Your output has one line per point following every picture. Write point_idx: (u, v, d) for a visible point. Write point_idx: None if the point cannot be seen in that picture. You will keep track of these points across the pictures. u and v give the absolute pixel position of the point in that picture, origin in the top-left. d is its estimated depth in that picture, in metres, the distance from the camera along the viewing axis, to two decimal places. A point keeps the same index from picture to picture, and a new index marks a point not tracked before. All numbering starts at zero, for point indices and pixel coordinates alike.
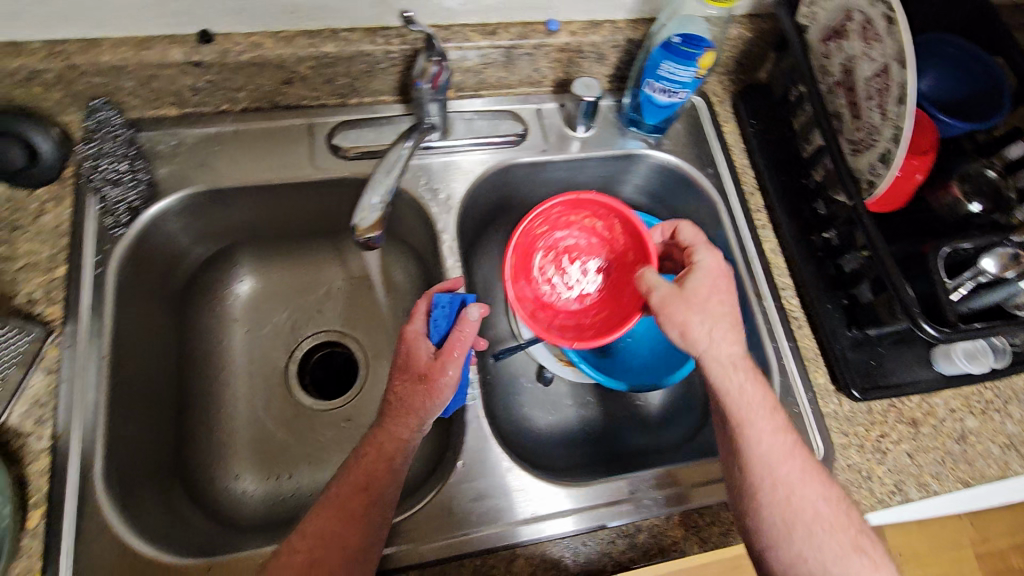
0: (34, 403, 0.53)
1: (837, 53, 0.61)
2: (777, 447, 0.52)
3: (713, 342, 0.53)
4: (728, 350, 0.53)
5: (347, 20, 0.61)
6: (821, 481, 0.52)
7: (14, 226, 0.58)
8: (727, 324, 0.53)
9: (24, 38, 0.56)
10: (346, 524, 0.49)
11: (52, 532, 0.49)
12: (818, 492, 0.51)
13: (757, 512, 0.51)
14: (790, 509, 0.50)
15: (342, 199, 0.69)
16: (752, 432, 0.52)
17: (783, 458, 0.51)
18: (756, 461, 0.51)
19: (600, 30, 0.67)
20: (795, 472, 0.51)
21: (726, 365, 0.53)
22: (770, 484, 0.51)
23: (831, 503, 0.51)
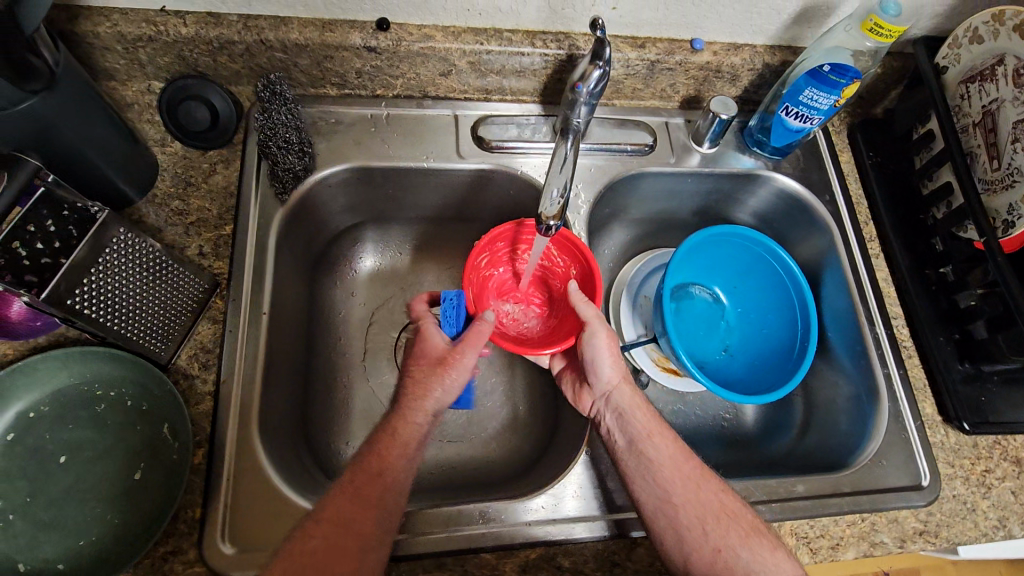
0: (200, 350, 0.57)
1: (979, 96, 0.64)
2: (667, 449, 0.58)
3: (606, 368, 0.60)
4: (614, 372, 0.61)
5: (513, 21, 0.65)
6: (717, 481, 0.57)
7: (188, 182, 0.62)
8: (619, 351, 0.62)
9: (223, 10, 0.59)
10: (361, 517, 0.49)
11: (214, 470, 0.53)
12: (716, 487, 0.56)
13: (661, 506, 0.54)
14: (699, 504, 0.55)
15: (475, 190, 0.73)
16: (653, 453, 0.57)
17: (680, 459, 0.57)
18: (657, 462, 0.56)
19: (740, 52, 0.70)
20: (693, 473, 0.57)
21: (626, 386, 0.61)
22: (677, 483, 0.55)
23: (749, 510, 0.55)
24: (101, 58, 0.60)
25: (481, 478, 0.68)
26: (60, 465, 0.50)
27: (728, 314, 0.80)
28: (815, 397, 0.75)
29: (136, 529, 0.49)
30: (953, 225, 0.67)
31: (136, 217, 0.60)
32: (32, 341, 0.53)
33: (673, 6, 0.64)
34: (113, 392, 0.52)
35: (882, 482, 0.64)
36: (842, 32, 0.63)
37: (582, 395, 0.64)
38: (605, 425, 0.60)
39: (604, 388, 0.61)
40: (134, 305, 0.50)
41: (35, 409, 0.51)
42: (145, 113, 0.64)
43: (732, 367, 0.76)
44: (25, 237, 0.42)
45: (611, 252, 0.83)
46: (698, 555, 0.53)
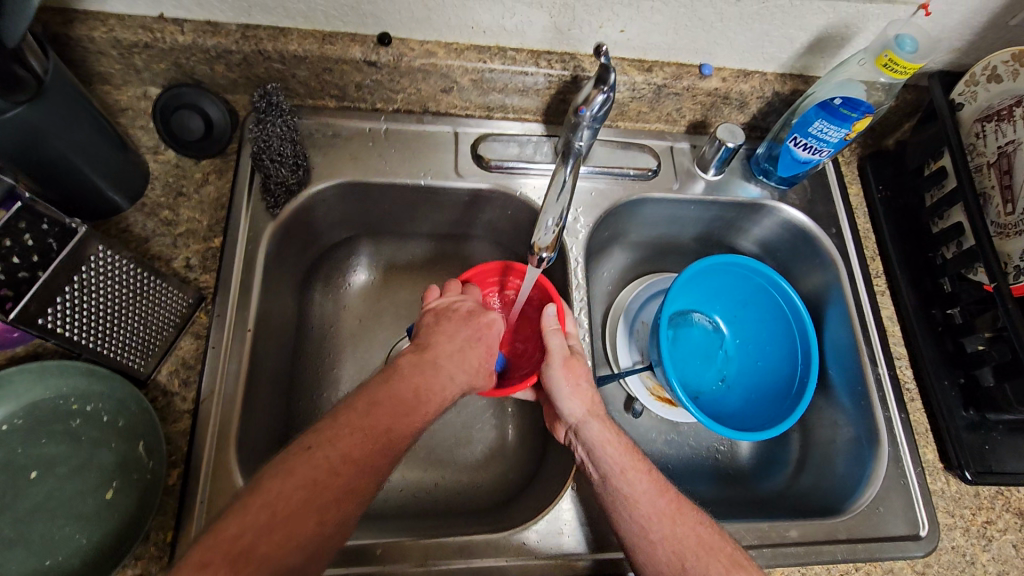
0: (181, 366, 0.55)
1: (995, 135, 0.62)
2: (642, 483, 0.54)
3: (571, 400, 0.57)
4: (580, 405, 0.57)
5: (517, 40, 0.63)
6: (694, 510, 0.54)
7: (179, 192, 0.61)
8: (586, 379, 0.58)
9: (221, 19, 0.58)
10: (303, 510, 0.42)
11: (188, 491, 0.52)
12: (694, 518, 0.53)
13: (640, 542, 0.52)
14: (677, 542, 0.52)
15: (473, 208, 0.71)
16: (625, 486, 0.54)
17: (655, 492, 0.54)
18: (633, 497, 0.53)
19: (750, 79, 0.68)
20: (669, 506, 0.53)
21: (596, 418, 0.56)
22: (653, 519, 0.52)
23: (724, 543, 0.52)
24: (96, 62, 0.59)
25: (465, 505, 0.66)
26: (30, 480, 0.48)
27: (727, 343, 0.78)
28: (813, 435, 0.73)
29: (104, 551, 0.48)
30: (962, 266, 0.64)
31: (123, 226, 0.59)
32: (10, 351, 0.52)
33: (682, 31, 0.62)
34: (89, 406, 0.51)
35: (878, 529, 0.62)
36: (856, 65, 0.62)
37: (556, 425, 0.61)
38: (578, 457, 0.57)
39: (573, 422, 0.57)
40: (113, 321, 0.49)
41: (8, 422, 0.49)
42: (139, 119, 0.63)
43: (729, 402, 0.74)
44: (1, 250, 0.40)
45: (611, 275, 0.81)
46: None
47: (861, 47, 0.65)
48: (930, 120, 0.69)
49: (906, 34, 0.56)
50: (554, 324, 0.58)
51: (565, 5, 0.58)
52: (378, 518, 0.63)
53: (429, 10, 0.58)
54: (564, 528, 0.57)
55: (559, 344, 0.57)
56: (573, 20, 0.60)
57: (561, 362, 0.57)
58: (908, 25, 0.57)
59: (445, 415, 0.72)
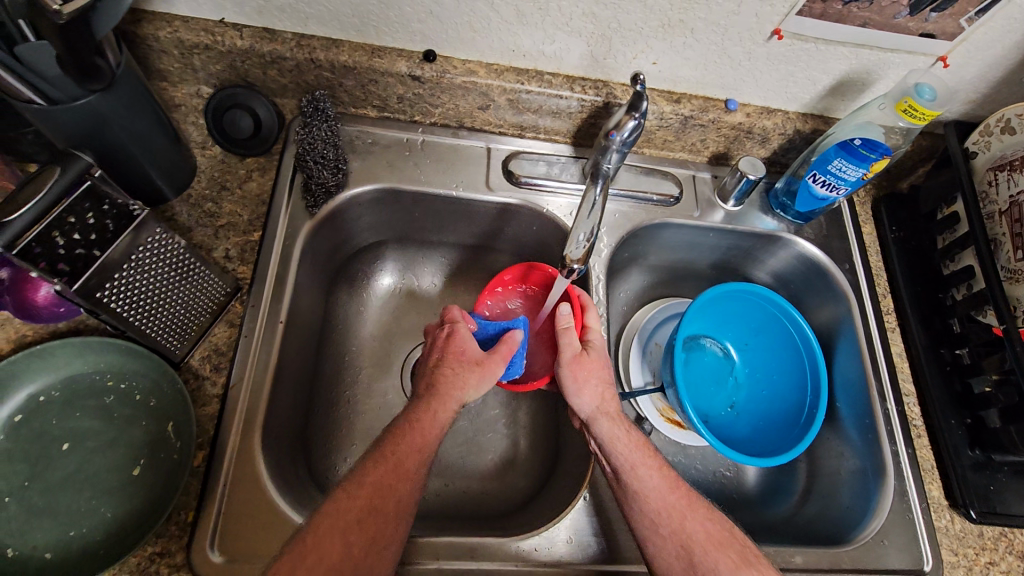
0: (213, 352, 0.57)
1: (1007, 185, 0.64)
2: (652, 479, 0.55)
3: (581, 395, 0.59)
4: (590, 401, 0.59)
5: (554, 65, 0.66)
6: (703, 506, 0.55)
7: (223, 186, 0.64)
8: (598, 376, 0.60)
9: (278, 27, 0.62)
10: None
11: (211, 474, 0.53)
12: (704, 516, 0.54)
13: (650, 534, 0.53)
14: (686, 536, 0.53)
15: (501, 221, 0.74)
16: (638, 483, 0.55)
17: (666, 488, 0.55)
18: (643, 492, 0.54)
19: (773, 116, 0.72)
20: (680, 502, 0.54)
21: (606, 415, 0.58)
22: (663, 514, 0.54)
23: (732, 540, 0.53)
24: (156, 60, 0.63)
25: (474, 511, 0.67)
26: (62, 452, 0.50)
27: (737, 370, 0.80)
28: (819, 465, 0.74)
29: (127, 526, 0.48)
30: (972, 308, 0.67)
31: (168, 215, 0.62)
32: (54, 326, 0.53)
33: (711, 66, 0.65)
34: (124, 384, 0.53)
35: (882, 562, 0.62)
36: (876, 110, 0.65)
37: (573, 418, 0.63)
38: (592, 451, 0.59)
39: (584, 417, 0.59)
40: (157, 302, 0.51)
41: (46, 393, 0.51)
42: (190, 116, 0.66)
43: (738, 426, 0.75)
44: (65, 227, 0.42)
45: (628, 296, 0.83)
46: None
47: (879, 92, 0.68)
48: (945, 166, 0.72)
49: (925, 84, 0.59)
50: (566, 323, 0.60)
51: (603, 35, 0.61)
52: None
53: (474, 32, 0.62)
54: (573, 538, 0.58)
55: (570, 343, 0.60)
56: (609, 50, 0.63)
57: (572, 359, 0.59)
58: (925, 77, 0.61)
59: (459, 422, 0.73)
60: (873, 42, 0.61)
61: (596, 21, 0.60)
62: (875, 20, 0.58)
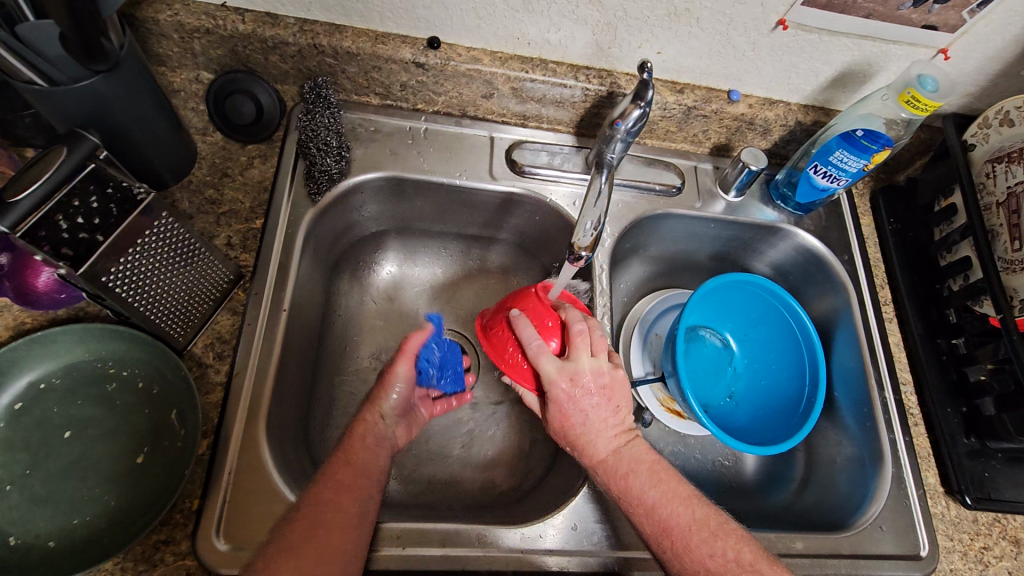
0: (216, 340, 0.57)
1: (1005, 177, 0.65)
2: (675, 513, 0.53)
3: (597, 441, 0.56)
4: (602, 445, 0.56)
5: (559, 54, 0.66)
6: (734, 535, 0.54)
7: (224, 172, 0.63)
8: (582, 418, 0.56)
9: (281, 12, 0.61)
10: None
11: (216, 462, 0.52)
12: (710, 549, 0.52)
13: (678, 566, 0.52)
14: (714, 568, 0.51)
15: (504, 210, 0.74)
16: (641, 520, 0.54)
17: (670, 521, 0.53)
18: (668, 527, 0.53)
19: (775, 107, 0.72)
20: (682, 533, 0.53)
21: (620, 454, 0.56)
22: (689, 547, 0.52)
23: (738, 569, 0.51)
24: (156, 44, 0.62)
25: (477, 500, 0.67)
26: (63, 440, 0.49)
27: (736, 361, 0.80)
28: (817, 454, 0.75)
29: (131, 514, 0.48)
30: (969, 298, 0.68)
31: (168, 201, 0.61)
32: (53, 313, 0.53)
33: (715, 56, 0.66)
34: (126, 371, 0.52)
35: (881, 548, 0.63)
36: (879, 101, 0.65)
37: None
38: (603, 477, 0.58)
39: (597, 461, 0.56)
40: (160, 288, 0.50)
41: (46, 380, 0.50)
42: (190, 101, 0.65)
43: (737, 416, 0.76)
44: (68, 210, 0.41)
45: (629, 287, 0.83)
46: None
47: (880, 84, 0.69)
48: (943, 159, 0.73)
49: (928, 74, 0.59)
50: (536, 347, 0.53)
51: (609, 23, 0.61)
52: (393, 506, 0.63)
53: (480, 19, 0.62)
54: (578, 526, 0.58)
55: (553, 392, 0.56)
56: (615, 39, 0.63)
57: (553, 407, 0.56)
58: (928, 66, 0.61)
59: (461, 411, 0.73)
60: (876, 33, 0.61)
61: (602, 9, 0.59)
62: (879, 12, 0.58)
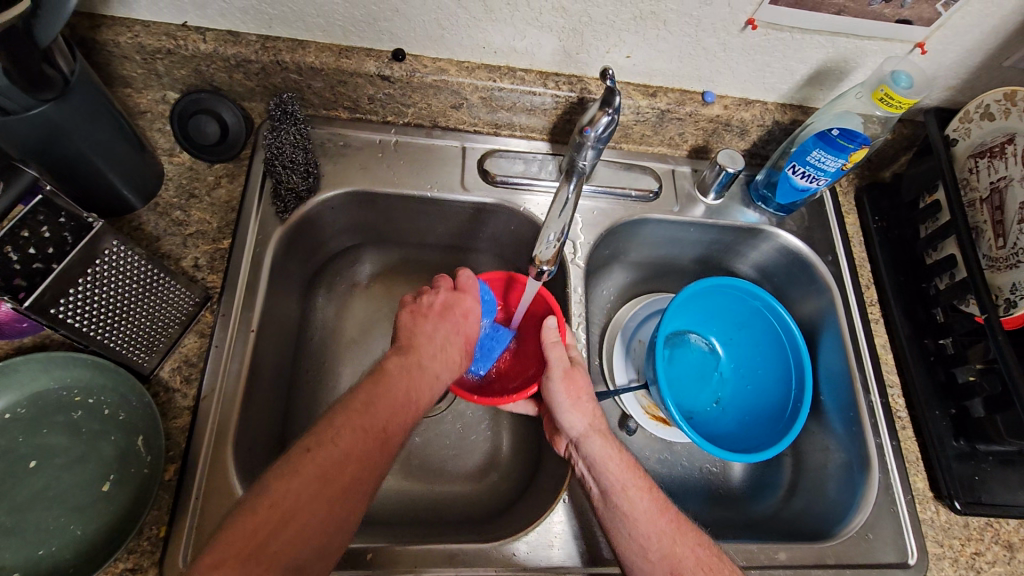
0: (183, 363, 0.56)
1: (987, 172, 0.64)
2: (642, 500, 0.54)
3: (570, 413, 0.58)
4: (581, 419, 0.58)
5: (526, 62, 0.65)
6: (694, 533, 0.54)
7: (191, 193, 0.63)
8: (585, 393, 0.59)
9: (243, 30, 0.60)
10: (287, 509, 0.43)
11: (183, 487, 0.52)
12: (693, 540, 0.53)
13: (638, 561, 0.52)
14: (674, 562, 0.51)
15: (478, 220, 0.73)
16: (627, 510, 0.53)
17: (656, 511, 0.54)
18: (632, 514, 0.53)
19: (751, 108, 0.71)
20: (669, 527, 0.53)
21: (597, 432, 0.57)
22: (652, 539, 0.52)
23: (721, 565, 0.52)
24: (119, 66, 0.62)
25: (456, 515, 0.66)
26: (29, 470, 0.49)
27: (722, 365, 0.79)
28: (805, 459, 0.73)
29: (96, 544, 0.48)
30: (955, 297, 0.66)
31: (135, 224, 0.60)
32: (19, 341, 0.53)
33: (686, 59, 0.64)
34: (91, 399, 0.52)
35: (867, 556, 0.62)
36: (853, 99, 0.64)
37: (558, 441, 0.61)
38: (580, 473, 0.58)
39: (574, 435, 0.58)
40: (121, 315, 0.50)
41: (12, 410, 0.50)
42: (157, 122, 0.65)
43: (724, 421, 0.74)
44: (18, 241, 0.41)
45: (611, 293, 0.82)
46: None
47: (857, 81, 0.67)
48: (926, 154, 0.71)
49: (902, 71, 0.58)
50: (554, 337, 0.59)
51: (574, 29, 0.60)
52: (369, 524, 0.63)
53: (443, 29, 0.61)
54: (554, 541, 0.57)
55: (559, 357, 0.59)
56: (581, 45, 0.62)
57: (562, 374, 0.58)
58: (903, 64, 0.60)
59: (441, 425, 0.72)
60: (848, 30, 0.60)
61: (566, 15, 0.58)
62: (850, 8, 0.57)
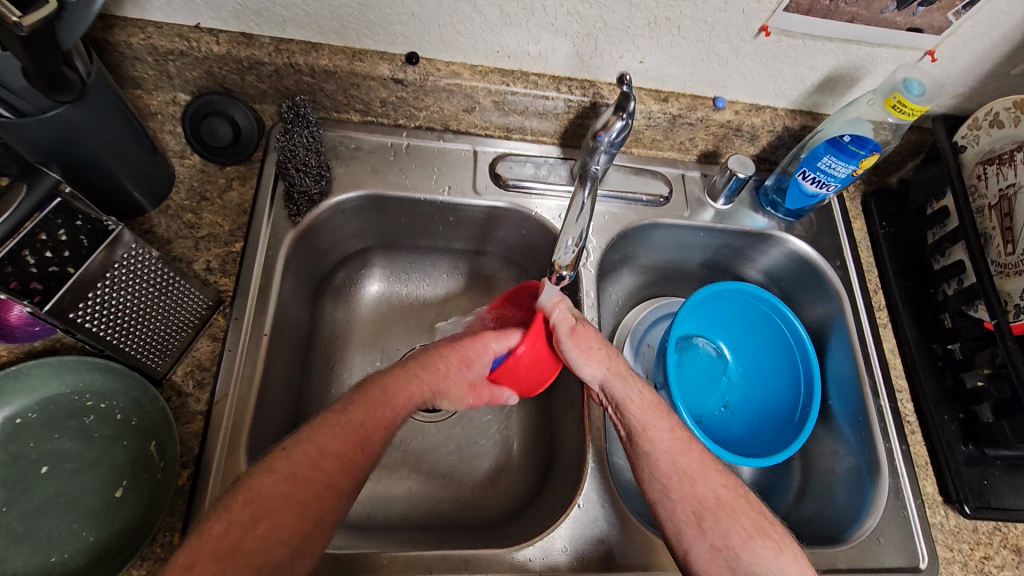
0: (196, 367, 0.56)
1: (996, 178, 0.64)
2: (664, 441, 0.55)
3: (588, 364, 0.58)
4: (599, 367, 0.58)
5: (539, 66, 0.65)
6: (716, 472, 0.55)
7: (202, 196, 0.62)
8: (598, 341, 0.59)
9: (256, 32, 0.60)
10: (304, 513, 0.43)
11: (197, 493, 0.52)
12: (716, 480, 0.54)
13: (662, 501, 0.53)
14: (698, 502, 0.53)
15: (490, 224, 0.73)
16: (653, 450, 0.55)
17: (677, 451, 0.55)
18: (654, 455, 0.55)
19: (761, 113, 0.71)
20: (691, 465, 0.54)
21: (617, 376, 0.58)
22: (673, 478, 0.54)
23: (744, 505, 0.53)
24: (130, 67, 0.61)
25: (468, 520, 0.66)
26: (40, 476, 0.48)
27: (730, 370, 0.79)
28: (813, 464, 0.74)
29: (110, 551, 0.47)
30: (963, 303, 0.67)
31: (146, 227, 0.60)
32: (29, 345, 0.52)
33: (699, 64, 0.65)
34: (104, 403, 0.51)
35: (878, 560, 0.62)
36: (865, 105, 0.65)
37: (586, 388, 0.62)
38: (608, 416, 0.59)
39: (597, 383, 0.58)
40: (136, 318, 0.50)
41: (23, 415, 0.49)
42: (167, 124, 0.65)
43: (732, 426, 0.74)
44: (36, 244, 0.40)
45: (619, 297, 0.82)
46: (696, 550, 0.51)
47: (867, 88, 0.68)
48: (933, 161, 0.71)
49: (914, 78, 0.58)
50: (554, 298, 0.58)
51: (589, 34, 0.60)
52: (381, 530, 0.62)
53: (457, 33, 0.61)
54: (568, 545, 0.57)
55: (563, 317, 0.57)
56: (595, 49, 0.62)
57: (570, 332, 0.57)
58: (914, 70, 0.60)
59: (450, 429, 0.72)
60: (860, 37, 0.60)
61: (581, 20, 0.58)
62: (862, 15, 0.57)
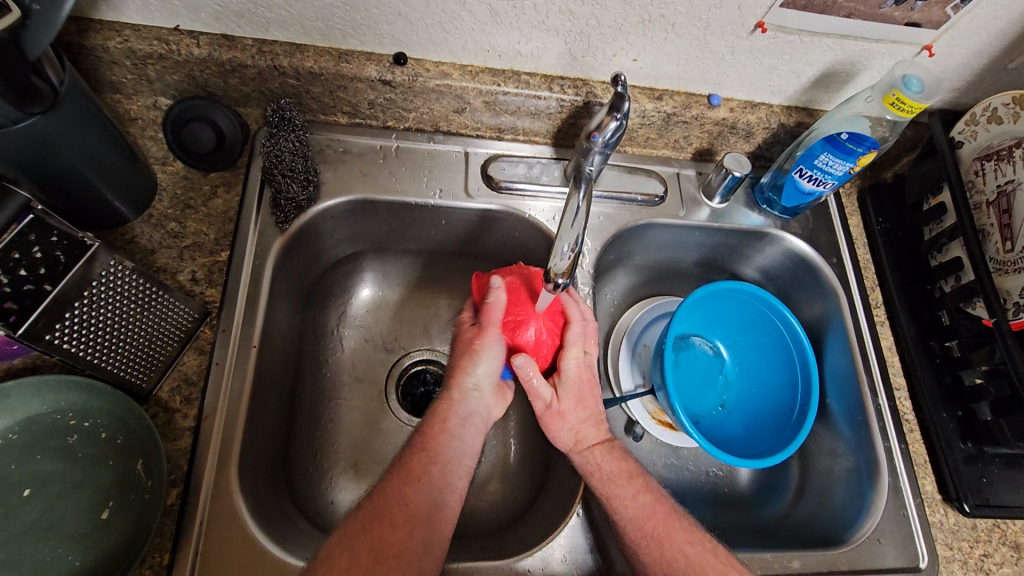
0: (182, 382, 0.54)
1: (994, 174, 0.64)
2: (630, 506, 0.55)
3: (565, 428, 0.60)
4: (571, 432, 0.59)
5: (531, 65, 0.64)
6: (682, 530, 0.55)
7: (186, 204, 0.61)
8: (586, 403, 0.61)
9: (238, 33, 0.58)
10: None
11: (187, 511, 0.50)
12: (683, 540, 0.54)
13: (633, 565, 0.54)
14: (668, 565, 0.53)
15: (483, 226, 0.71)
16: (619, 514, 0.55)
17: (641, 516, 0.55)
18: (620, 523, 0.55)
19: (757, 110, 0.70)
20: (656, 529, 0.55)
21: (586, 443, 0.59)
22: (640, 544, 0.54)
23: (714, 561, 0.53)
24: (108, 72, 0.59)
25: (466, 528, 0.65)
26: (23, 499, 0.47)
27: (727, 369, 0.78)
28: (812, 463, 0.73)
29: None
30: (961, 300, 0.66)
31: (128, 237, 0.58)
32: (8, 363, 0.50)
33: (693, 62, 0.63)
34: (87, 422, 0.49)
35: (878, 560, 0.62)
36: (861, 102, 0.64)
37: None
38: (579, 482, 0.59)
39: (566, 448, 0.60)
40: (119, 335, 0.48)
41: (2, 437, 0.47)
42: (148, 129, 0.62)
43: (729, 426, 0.74)
44: (9, 262, 0.39)
45: (614, 298, 0.81)
46: None
47: (863, 83, 0.67)
48: (929, 156, 0.71)
49: (912, 75, 0.57)
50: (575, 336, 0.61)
51: (582, 33, 0.59)
52: None
53: (446, 32, 0.59)
54: (568, 554, 0.56)
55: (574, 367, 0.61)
56: (588, 47, 0.61)
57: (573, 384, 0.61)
58: (913, 66, 0.59)
59: None
60: (857, 33, 0.59)
61: (573, 18, 0.57)
62: (860, 11, 0.56)
